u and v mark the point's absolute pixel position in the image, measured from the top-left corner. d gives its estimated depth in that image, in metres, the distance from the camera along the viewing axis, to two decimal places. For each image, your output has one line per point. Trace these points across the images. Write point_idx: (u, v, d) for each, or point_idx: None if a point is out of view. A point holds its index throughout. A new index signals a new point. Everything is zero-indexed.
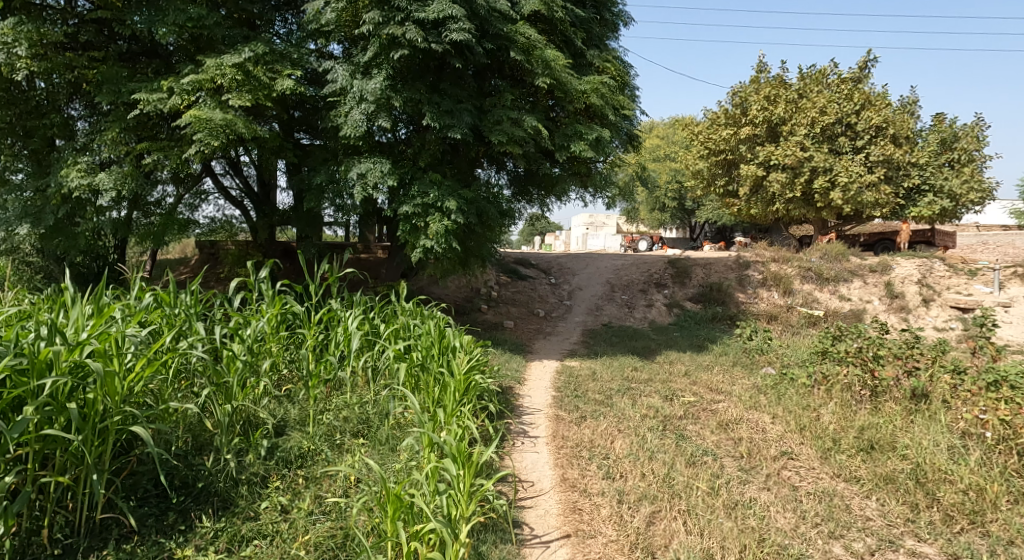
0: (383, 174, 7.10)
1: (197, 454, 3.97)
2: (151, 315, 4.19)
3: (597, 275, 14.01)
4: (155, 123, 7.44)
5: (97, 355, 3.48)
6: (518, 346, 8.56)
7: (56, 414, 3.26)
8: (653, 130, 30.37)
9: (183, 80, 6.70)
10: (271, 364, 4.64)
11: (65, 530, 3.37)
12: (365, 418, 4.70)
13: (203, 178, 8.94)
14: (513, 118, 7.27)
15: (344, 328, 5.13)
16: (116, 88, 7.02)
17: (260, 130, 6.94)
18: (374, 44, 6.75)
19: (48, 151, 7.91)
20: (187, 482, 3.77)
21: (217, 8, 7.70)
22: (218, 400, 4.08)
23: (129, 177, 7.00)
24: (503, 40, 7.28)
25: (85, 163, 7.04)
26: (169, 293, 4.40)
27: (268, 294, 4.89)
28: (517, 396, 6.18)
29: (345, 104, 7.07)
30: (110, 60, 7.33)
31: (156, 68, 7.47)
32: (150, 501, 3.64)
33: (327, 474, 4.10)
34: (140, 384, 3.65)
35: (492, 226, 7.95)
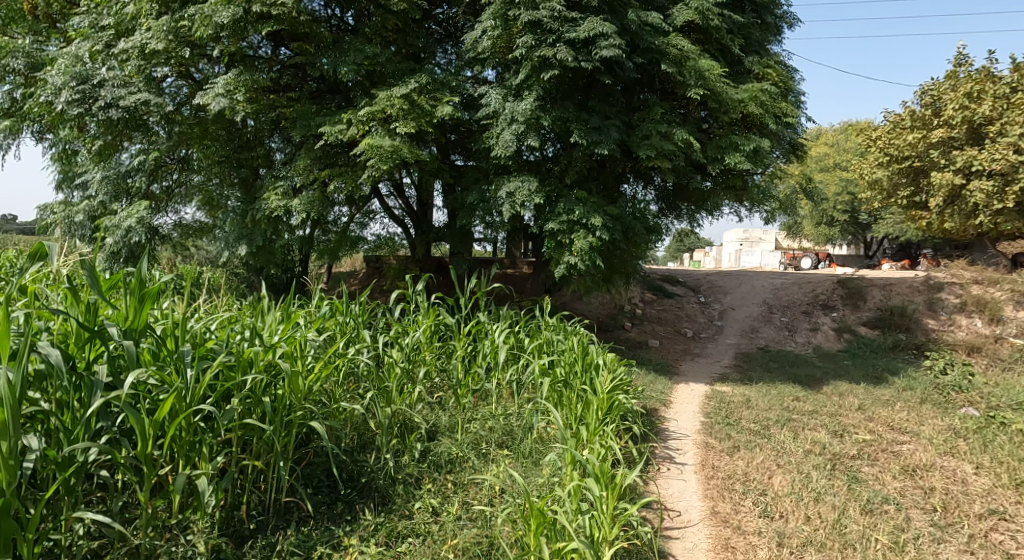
0: (530, 192, 7.56)
1: (361, 451, 4.36)
2: (327, 322, 4.75)
3: (752, 293, 13.69)
4: (336, 151, 8.30)
5: (286, 356, 3.95)
6: (662, 367, 8.55)
7: (254, 406, 3.71)
8: (823, 139, 28.08)
9: (360, 112, 7.41)
10: (425, 372, 5.06)
11: (258, 508, 3.79)
12: (509, 430, 4.97)
13: (370, 200, 10.00)
14: (662, 132, 7.57)
15: (490, 341, 5.48)
16: (307, 123, 8.02)
17: (421, 154, 7.55)
18: (527, 67, 7.24)
19: (254, 180, 9.32)
20: (353, 476, 4.17)
21: (389, 45, 8.65)
22: (380, 403, 4.50)
23: (316, 202, 8.00)
24: (653, 53, 7.62)
25: (282, 189, 8.14)
26: (342, 303, 4.98)
27: (424, 306, 5.40)
28: (664, 420, 6.17)
29: (497, 126, 7.57)
30: (303, 99, 8.47)
31: (339, 103, 8.45)
32: (323, 490, 4.04)
33: (474, 483, 4.36)
34: (317, 384, 4.12)
35: (637, 242, 8.20)
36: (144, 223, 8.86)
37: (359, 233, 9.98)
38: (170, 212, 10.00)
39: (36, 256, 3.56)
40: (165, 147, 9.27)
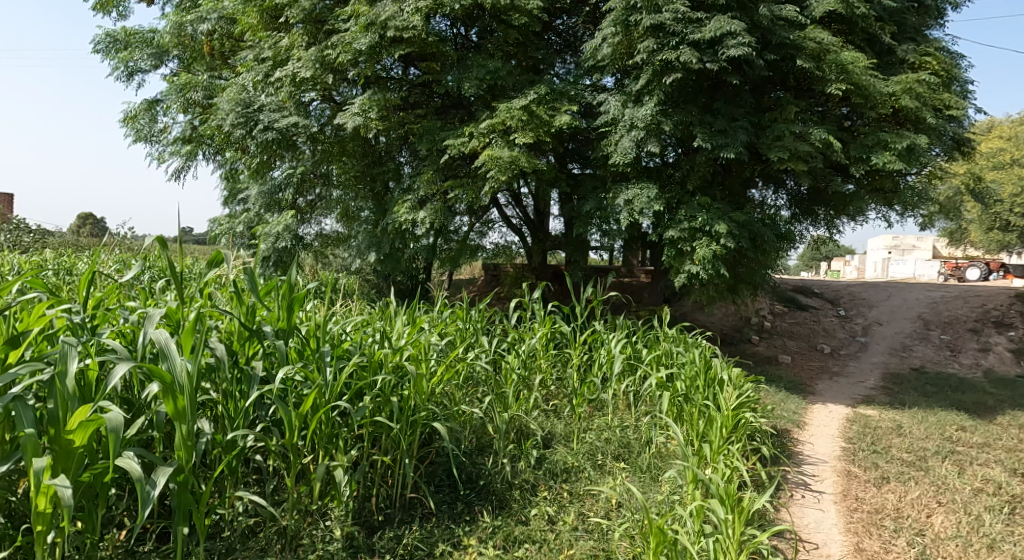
0: (649, 200, 7.55)
1: (480, 454, 4.55)
2: (449, 327, 5.09)
3: (902, 309, 13.12)
4: (457, 164, 9.01)
5: (412, 359, 4.24)
6: (796, 385, 8.03)
7: (383, 405, 3.98)
8: (999, 130, 24.98)
9: (480, 125, 7.89)
10: (540, 379, 5.23)
11: (386, 501, 4.04)
12: (626, 442, 4.98)
13: (489, 209, 10.56)
14: (796, 133, 7.40)
15: (606, 351, 5.47)
16: (432, 137, 8.69)
17: (539, 163, 7.86)
18: (648, 72, 7.32)
19: (385, 193, 10.03)
20: (471, 478, 4.36)
21: (509, 59, 9.07)
22: (498, 408, 4.67)
23: (439, 212, 8.47)
24: (788, 48, 7.54)
25: (409, 202, 8.70)
26: (463, 309, 5.31)
27: (540, 314, 5.59)
28: (796, 442, 5.86)
29: (616, 134, 7.70)
30: (429, 115, 9.12)
31: (462, 116, 9.07)
32: (444, 489, 4.28)
33: (589, 494, 4.43)
34: (439, 386, 4.35)
35: (766, 250, 8.12)
36: (291, 231, 9.87)
37: (477, 241, 10.41)
38: (311, 223, 10.85)
39: (212, 263, 3.92)
40: (311, 163, 10.20)
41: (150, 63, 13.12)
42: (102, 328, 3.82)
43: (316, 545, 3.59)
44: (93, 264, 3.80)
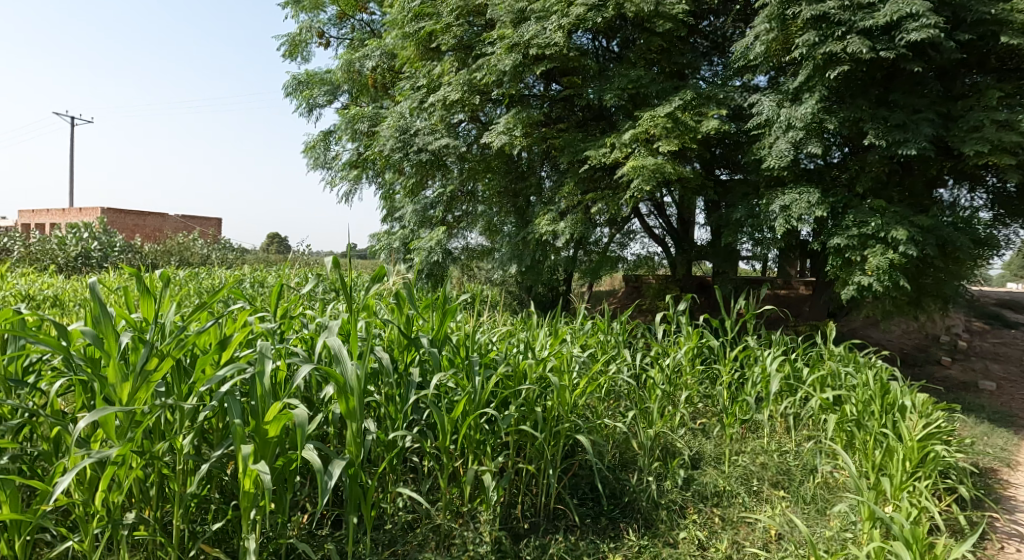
0: (810, 205, 7.10)
1: (623, 470, 4.46)
2: (590, 340, 5.11)
3: None
4: (600, 175, 8.95)
5: (554, 370, 4.30)
6: (993, 415, 7.08)
7: (528, 414, 4.04)
8: None
9: (623, 135, 7.86)
10: (687, 396, 5.09)
11: (530, 510, 4.08)
12: (787, 470, 4.65)
13: (631, 220, 10.40)
14: (998, 121, 6.64)
15: (762, 369, 5.17)
16: (574, 148, 8.71)
17: (684, 170, 7.68)
18: (809, 67, 6.97)
19: (527, 208, 10.21)
20: (615, 493, 4.28)
21: (652, 66, 8.94)
22: (643, 425, 4.60)
23: (580, 223, 8.49)
24: (986, 25, 6.85)
25: (551, 214, 8.82)
26: (605, 321, 5.33)
27: (686, 328, 5.44)
28: (1005, 484, 5.19)
29: (771, 135, 7.37)
30: (571, 129, 9.21)
31: (603, 127, 9.08)
32: (588, 503, 4.22)
33: (744, 522, 4.19)
34: (582, 399, 4.35)
35: (960, 259, 7.33)
36: (442, 245, 10.33)
37: (619, 253, 10.26)
38: (459, 237, 10.83)
39: (376, 276, 4.30)
40: (458, 181, 10.49)
41: (326, 99, 14.51)
42: (290, 337, 4.37)
43: (466, 546, 3.67)
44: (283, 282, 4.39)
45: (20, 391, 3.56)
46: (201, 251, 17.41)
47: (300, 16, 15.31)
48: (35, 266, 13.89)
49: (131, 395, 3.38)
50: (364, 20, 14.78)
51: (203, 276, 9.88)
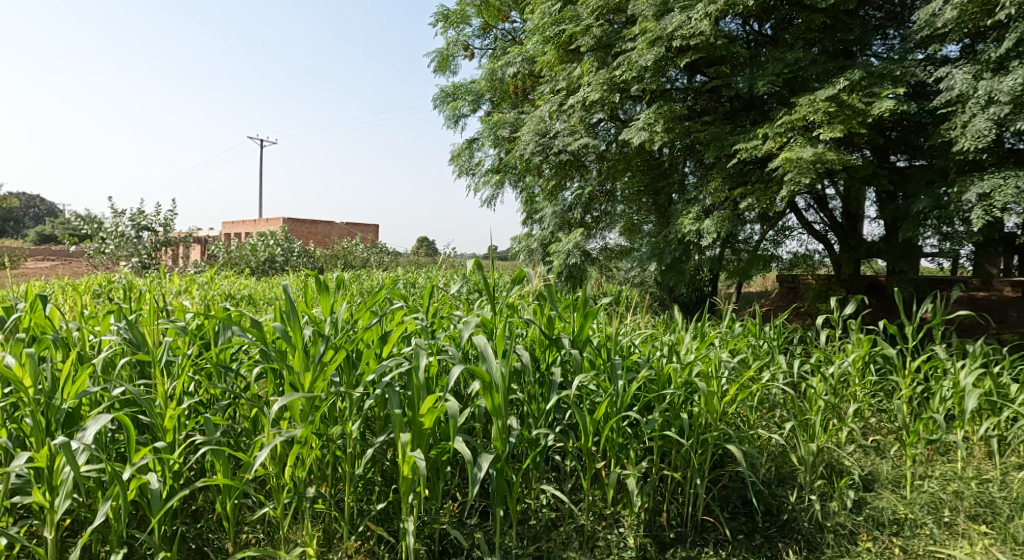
0: (1018, 191, 6.37)
1: (780, 485, 4.21)
2: (740, 344, 4.88)
3: None
4: (749, 170, 8.56)
5: (703, 376, 4.08)
6: None
7: (673, 420, 3.90)
8: None
9: (777, 124, 7.50)
10: (855, 408, 4.71)
11: (677, 519, 3.92)
12: (988, 500, 4.11)
13: (787, 215, 9.81)
14: None
15: (953, 382, 4.61)
16: (721, 142, 8.36)
17: (850, 158, 7.14)
18: (1014, 32, 6.39)
19: (669, 206, 9.88)
20: (772, 510, 4.06)
21: (812, 47, 8.46)
22: (804, 438, 4.29)
23: (727, 220, 8.15)
24: None
25: (695, 212, 8.55)
26: (756, 324, 5.04)
27: (855, 335, 5.03)
28: None
29: (964, 115, 6.71)
30: (718, 121, 8.86)
31: (754, 118, 8.71)
32: (739, 517, 4.02)
33: (931, 555, 3.80)
34: (732, 407, 4.11)
35: None
36: (580, 247, 10.25)
37: (771, 251, 9.82)
38: (597, 238, 10.85)
39: (515, 280, 4.42)
40: (597, 182, 10.48)
41: (471, 109, 15.02)
42: (439, 333, 4.83)
43: (611, 549, 3.67)
44: (433, 284, 4.88)
45: (227, 376, 4.23)
46: (363, 254, 20.45)
47: (448, 31, 15.94)
48: (235, 269, 17.81)
49: (312, 384, 3.98)
50: (506, 29, 15.09)
51: (363, 277, 10.70)
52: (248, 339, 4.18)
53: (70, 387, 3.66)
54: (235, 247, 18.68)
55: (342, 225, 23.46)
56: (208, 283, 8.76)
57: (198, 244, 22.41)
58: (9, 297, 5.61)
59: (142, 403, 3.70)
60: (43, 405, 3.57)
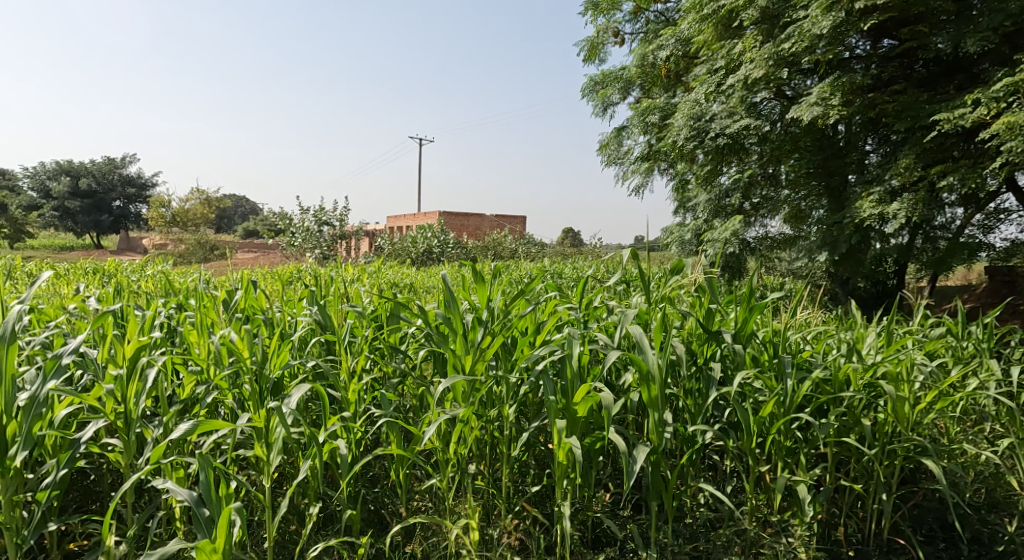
0: None
1: (991, 511, 3.74)
2: (939, 345, 4.35)
3: None
4: (951, 144, 7.73)
5: (890, 380, 3.68)
6: None
7: (852, 426, 3.56)
8: None
9: (993, 88, 6.76)
10: None
11: (858, 535, 3.61)
12: None
13: (1002, 197, 8.85)
14: None
15: None
16: (915, 113, 7.72)
17: None
18: None
19: (843, 189, 9.15)
20: (980, 538, 3.63)
21: None
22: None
23: (919, 204, 7.44)
24: None
25: (877, 195, 7.87)
26: (960, 324, 4.44)
27: None
28: None
29: None
30: (910, 90, 8.13)
31: (958, 83, 8.07)
32: (936, 542, 3.63)
33: None
34: (929, 416, 3.66)
35: None
36: (738, 236, 9.85)
37: (982, 239, 8.83)
38: (758, 225, 10.29)
39: (675, 269, 4.19)
40: (758, 165, 9.98)
41: (620, 97, 14.76)
42: (592, 323, 4.85)
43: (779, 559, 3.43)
44: (587, 277, 4.93)
45: (399, 355, 4.55)
46: (512, 245, 20.81)
47: (597, 18, 15.76)
48: (398, 260, 18.98)
49: (472, 366, 4.11)
50: (659, 10, 14.64)
51: (513, 267, 10.91)
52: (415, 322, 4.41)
53: (277, 359, 4.03)
54: (398, 240, 20.02)
55: (493, 217, 24.05)
56: (375, 272, 9.28)
57: (366, 238, 24.07)
58: (224, 283, 6.37)
59: (329, 376, 4.08)
60: (257, 372, 3.95)
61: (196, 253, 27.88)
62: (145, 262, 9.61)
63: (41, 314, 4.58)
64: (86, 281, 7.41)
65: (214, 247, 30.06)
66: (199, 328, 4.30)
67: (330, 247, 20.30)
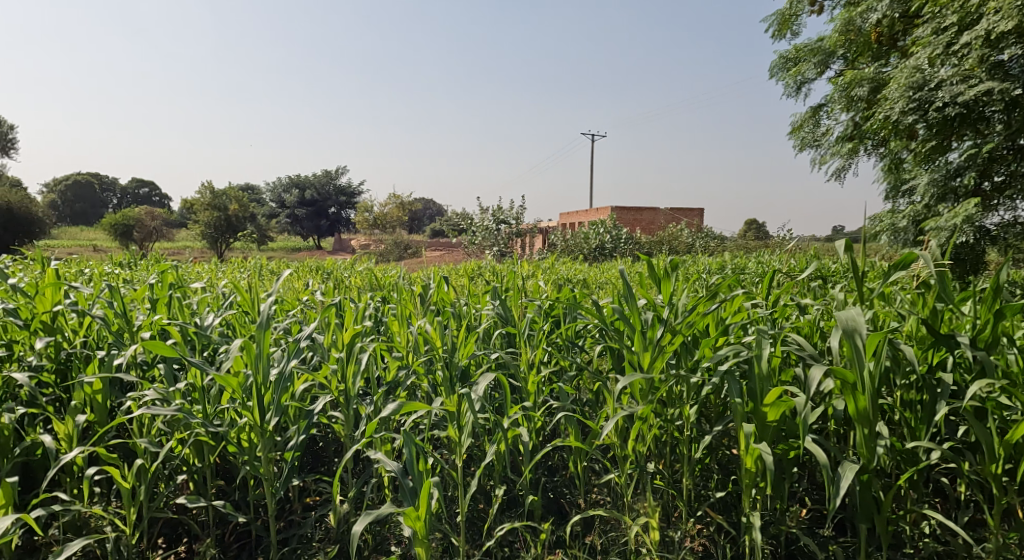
0: None
1: None
2: None
3: None
4: None
5: None
6: None
7: None
8: None
9: None
10: None
11: None
12: None
13: None
14: None
15: None
16: None
17: None
18: None
19: None
20: None
21: None
22: None
23: None
24: None
25: None
26: None
27: None
28: None
29: None
30: None
31: None
32: None
33: None
34: None
35: None
36: (971, 223, 8.54)
37: None
38: (1002, 209, 8.90)
39: (897, 265, 3.63)
40: (1001, 140, 8.45)
41: (816, 71, 14.19)
42: (781, 323, 4.45)
43: None
44: (775, 271, 4.53)
45: (573, 351, 4.49)
46: (689, 238, 20.06)
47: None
48: (571, 255, 19.08)
49: (650, 363, 3.88)
50: None
51: (693, 262, 10.45)
52: (591, 319, 4.26)
53: (464, 349, 4.10)
54: (571, 236, 20.26)
55: (668, 209, 23.32)
56: (550, 268, 9.30)
57: (540, 235, 24.46)
58: (418, 278, 6.68)
59: (511, 367, 4.09)
60: (447, 360, 4.04)
61: (393, 252, 30.24)
62: (351, 261, 10.43)
63: (284, 305, 5.13)
64: (308, 276, 8.19)
65: (407, 246, 32.36)
66: (400, 319, 4.53)
67: (507, 245, 20.85)
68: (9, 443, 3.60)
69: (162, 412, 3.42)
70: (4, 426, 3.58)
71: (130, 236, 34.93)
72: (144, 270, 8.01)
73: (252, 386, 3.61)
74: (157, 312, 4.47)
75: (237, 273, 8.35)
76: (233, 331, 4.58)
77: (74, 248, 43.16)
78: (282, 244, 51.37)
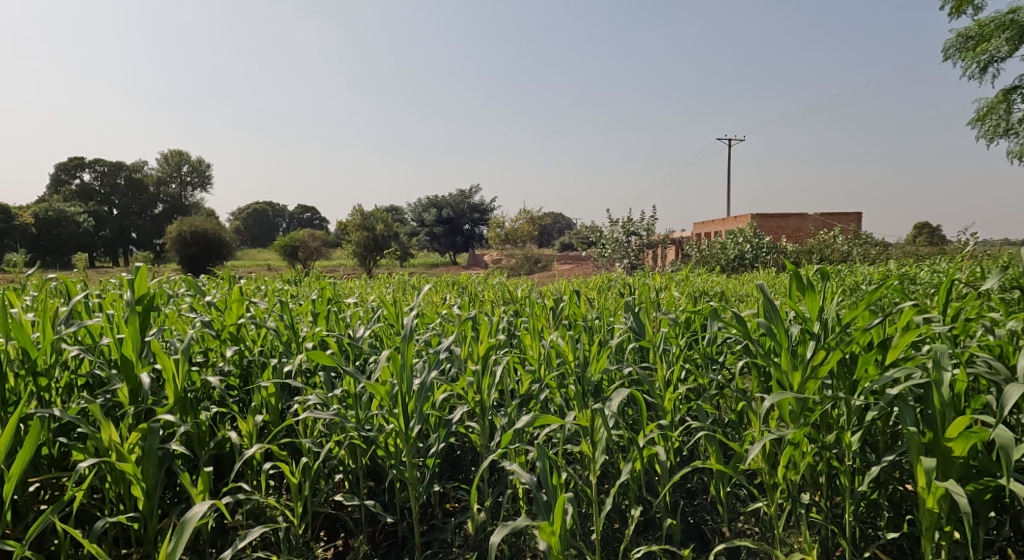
0: None
1: None
2: None
3: None
4: None
5: None
6: None
7: None
8: None
9: None
10: None
11: None
12: None
13: None
14: None
15: None
16: None
17: None
18: None
19: None
20: None
21: None
22: None
23: None
24: None
25: None
26: None
27: None
28: None
29: None
30: None
31: None
32: None
33: None
34: None
35: None
36: None
37: None
38: None
39: None
40: None
41: None
42: (967, 340, 3.69)
43: None
44: (954, 278, 3.77)
45: (712, 369, 3.95)
46: (843, 245, 18.48)
47: None
48: (709, 267, 18.26)
49: (802, 384, 3.28)
50: None
51: (849, 272, 9.48)
52: (733, 334, 3.67)
53: (596, 363, 3.68)
54: (707, 246, 19.36)
55: (817, 216, 21.72)
56: (686, 279, 8.73)
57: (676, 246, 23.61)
58: (552, 292, 6.42)
59: (645, 382, 3.61)
60: (579, 374, 3.66)
61: (524, 265, 30.31)
62: (490, 276, 10.39)
63: (425, 319, 5.00)
64: (447, 292, 8.16)
65: (537, 260, 32.44)
66: (533, 332, 4.21)
67: (641, 257, 20.23)
68: (205, 437, 3.50)
69: (322, 416, 3.30)
70: (201, 421, 3.48)
71: (296, 256, 37.46)
72: (305, 286, 8.33)
73: (398, 394, 3.44)
74: (318, 325, 4.49)
75: (383, 289, 8.49)
76: (380, 343, 4.49)
77: (250, 268, 47.17)
78: (422, 261, 53.43)
